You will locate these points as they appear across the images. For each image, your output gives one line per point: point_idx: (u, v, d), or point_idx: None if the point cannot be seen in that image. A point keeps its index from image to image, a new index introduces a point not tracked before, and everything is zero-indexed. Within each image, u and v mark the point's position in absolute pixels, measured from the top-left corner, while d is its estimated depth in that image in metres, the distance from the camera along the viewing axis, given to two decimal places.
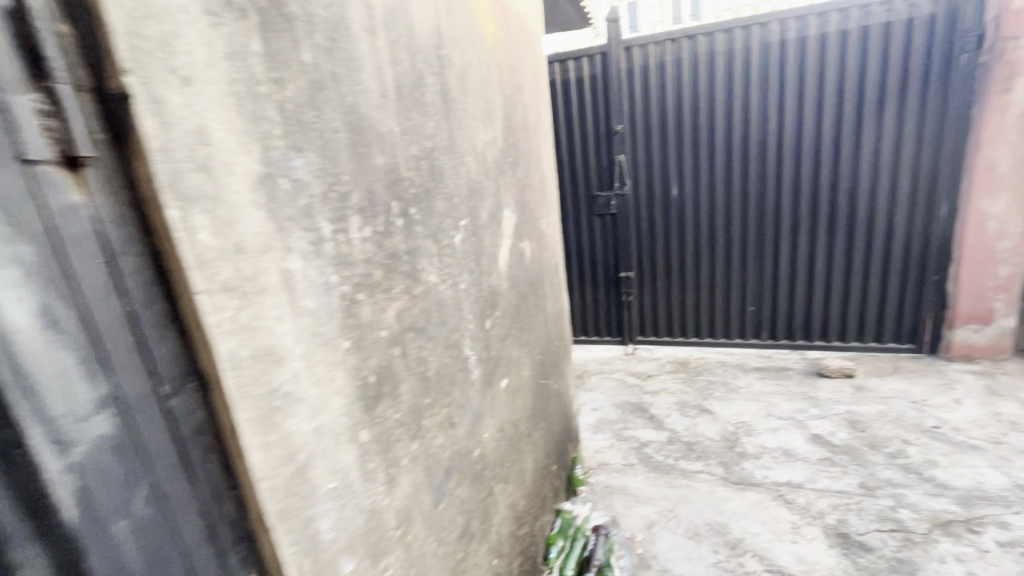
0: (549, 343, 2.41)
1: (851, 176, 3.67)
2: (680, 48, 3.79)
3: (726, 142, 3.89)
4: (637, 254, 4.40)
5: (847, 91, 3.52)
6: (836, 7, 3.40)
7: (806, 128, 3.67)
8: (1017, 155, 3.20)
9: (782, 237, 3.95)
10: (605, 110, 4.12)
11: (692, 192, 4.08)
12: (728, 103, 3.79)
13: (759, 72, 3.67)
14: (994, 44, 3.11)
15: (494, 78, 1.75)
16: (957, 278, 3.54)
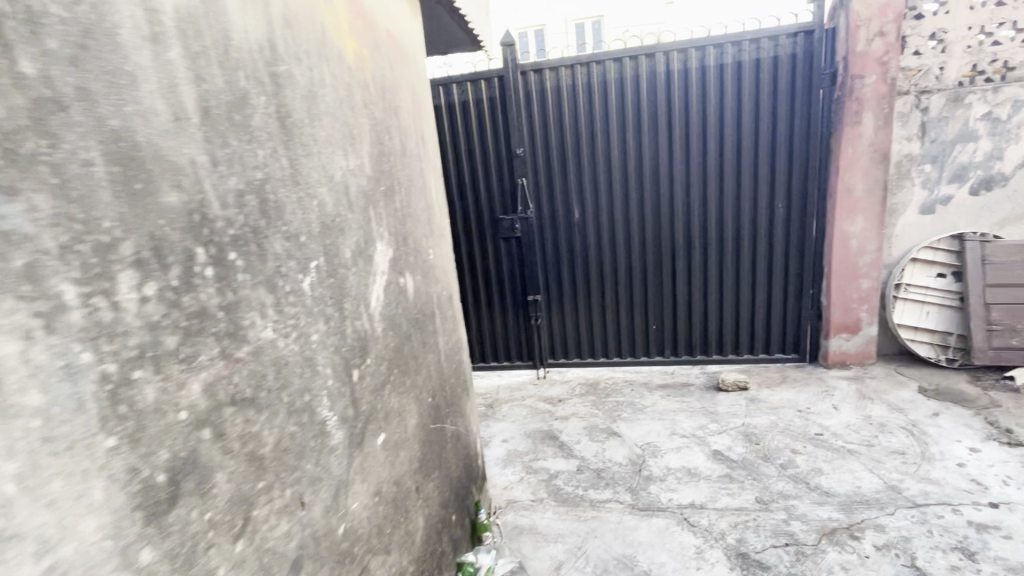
0: (443, 382, 2.23)
1: (735, 199, 3.91)
2: (574, 75, 3.86)
3: (623, 166, 3.99)
4: (543, 277, 4.36)
5: (727, 120, 3.75)
6: (713, 43, 3.63)
7: (693, 153, 3.86)
8: (869, 180, 3.56)
9: (678, 257, 4.10)
10: (505, 133, 4.07)
11: (593, 215, 4.13)
12: (622, 129, 3.91)
13: (648, 100, 3.82)
14: (845, 81, 3.45)
15: (357, 99, 1.58)
16: (829, 291, 3.86)
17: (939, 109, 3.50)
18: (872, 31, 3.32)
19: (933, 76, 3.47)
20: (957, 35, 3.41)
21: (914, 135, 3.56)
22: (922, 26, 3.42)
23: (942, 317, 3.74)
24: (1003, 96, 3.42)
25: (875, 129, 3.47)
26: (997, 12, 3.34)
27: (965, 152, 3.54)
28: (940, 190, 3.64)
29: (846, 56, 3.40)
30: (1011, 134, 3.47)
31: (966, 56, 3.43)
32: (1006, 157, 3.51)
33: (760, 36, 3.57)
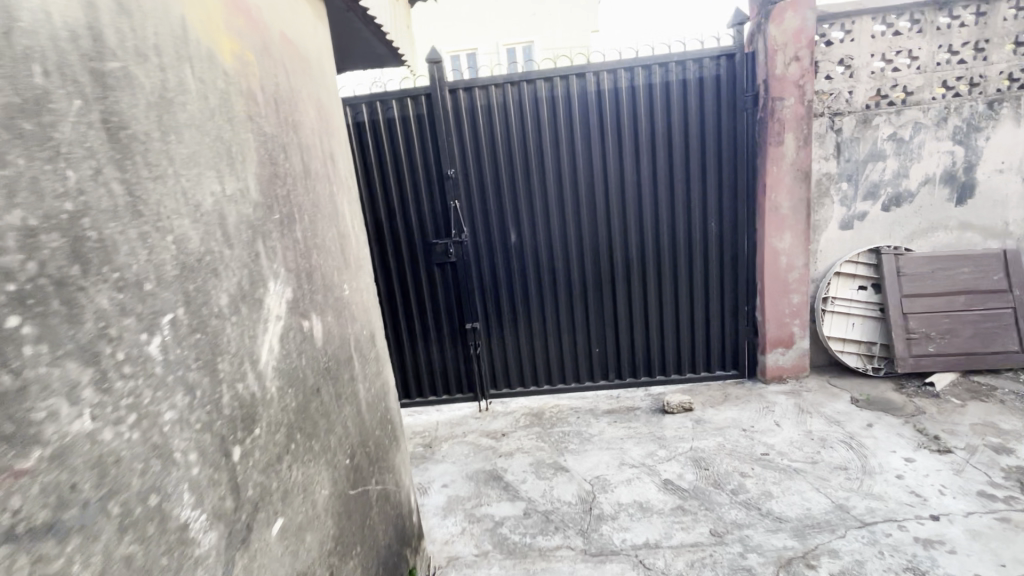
0: (365, 437, 1.93)
1: (669, 219, 3.90)
2: (504, 93, 3.73)
3: (558, 187, 3.88)
4: (481, 303, 4.13)
5: (658, 140, 3.76)
6: (640, 64, 3.64)
7: (627, 174, 3.82)
8: (794, 198, 3.66)
9: (617, 278, 4.02)
10: (434, 154, 3.86)
11: (531, 237, 3.99)
12: (556, 149, 3.81)
13: (581, 120, 3.75)
14: (767, 103, 3.53)
15: (238, 109, 1.31)
16: (763, 308, 3.91)
17: (851, 130, 3.67)
18: (788, 56, 3.43)
19: (843, 99, 3.64)
20: (862, 62, 3.60)
21: (831, 155, 3.70)
22: (831, 52, 3.58)
23: (866, 328, 3.88)
24: (905, 118, 3.64)
25: (796, 149, 3.57)
26: (895, 41, 3.57)
27: (876, 171, 3.73)
28: (857, 207, 3.80)
29: (767, 78, 3.49)
30: (914, 153, 3.69)
31: (871, 81, 3.63)
32: (911, 175, 3.73)
33: (685, 58, 3.61)
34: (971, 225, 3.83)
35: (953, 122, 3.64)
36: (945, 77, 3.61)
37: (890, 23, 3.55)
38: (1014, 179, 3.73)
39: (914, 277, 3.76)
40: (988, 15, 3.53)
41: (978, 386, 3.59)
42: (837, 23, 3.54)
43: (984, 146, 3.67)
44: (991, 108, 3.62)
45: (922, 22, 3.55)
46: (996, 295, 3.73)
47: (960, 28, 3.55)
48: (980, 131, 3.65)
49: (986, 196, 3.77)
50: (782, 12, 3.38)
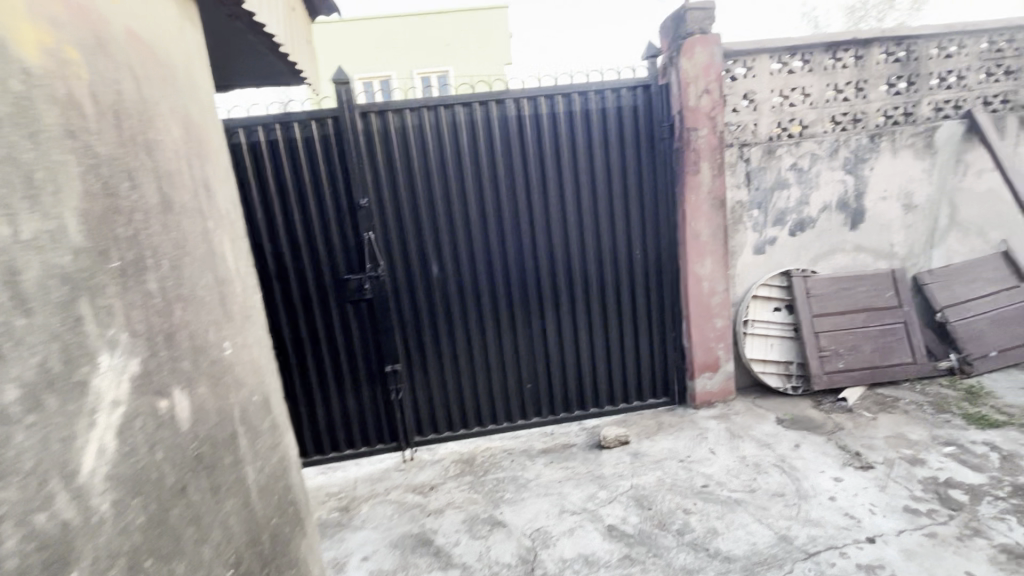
0: (257, 532, 1.54)
1: (596, 247, 3.83)
2: (420, 118, 3.50)
3: (481, 216, 3.69)
4: (402, 343, 3.79)
5: (580, 168, 3.70)
6: (560, 92, 3.58)
7: (552, 202, 3.72)
8: (712, 225, 3.73)
9: (546, 309, 3.87)
10: (345, 182, 3.52)
11: (454, 269, 3.74)
12: (477, 177, 3.63)
13: (502, 147, 3.61)
14: (682, 133, 3.60)
15: (48, 121, 0.96)
16: (689, 333, 3.93)
17: (758, 160, 3.84)
18: (699, 89, 3.53)
19: (749, 131, 3.81)
20: (764, 96, 3.81)
21: (742, 183, 3.85)
22: (737, 86, 3.75)
23: (783, 348, 4.02)
24: (803, 149, 3.89)
25: (711, 178, 3.66)
26: (790, 78, 3.82)
27: (781, 198, 3.92)
28: (767, 233, 3.96)
29: (681, 109, 3.56)
30: (813, 182, 3.94)
31: (772, 114, 3.84)
32: (812, 202, 3.97)
33: (603, 88, 3.61)
34: (864, 248, 4.14)
35: (843, 153, 3.95)
36: (833, 113, 3.92)
37: (785, 62, 3.80)
38: (895, 205, 4.10)
39: (821, 298, 3.96)
40: (865, 58, 3.89)
41: (883, 398, 3.81)
42: (740, 60, 3.72)
43: (869, 176, 4.00)
44: (873, 141, 3.97)
45: (812, 62, 3.83)
46: (889, 312, 4.03)
47: (843, 69, 3.88)
48: (865, 161, 3.98)
49: (874, 220, 4.10)
50: (692, 46, 3.48)
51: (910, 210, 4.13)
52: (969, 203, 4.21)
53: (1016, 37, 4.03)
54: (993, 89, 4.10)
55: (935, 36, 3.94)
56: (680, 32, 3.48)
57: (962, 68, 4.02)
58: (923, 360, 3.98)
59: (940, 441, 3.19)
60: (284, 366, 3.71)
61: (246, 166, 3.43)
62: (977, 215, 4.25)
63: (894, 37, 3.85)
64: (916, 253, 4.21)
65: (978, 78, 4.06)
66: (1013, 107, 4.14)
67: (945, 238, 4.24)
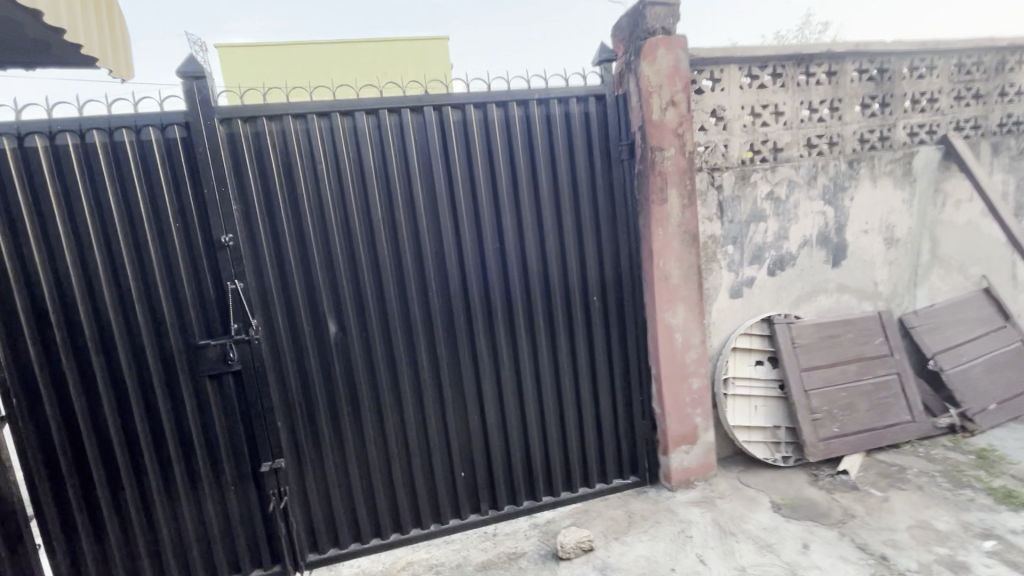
0: None
1: (544, 294, 3.05)
2: (309, 128, 2.62)
3: (394, 257, 2.81)
4: (286, 427, 2.79)
5: (523, 194, 2.93)
6: (494, 99, 2.83)
7: (487, 237, 2.92)
8: (684, 265, 3.05)
9: (483, 374, 3.01)
10: (200, 212, 2.56)
11: (359, 326, 2.82)
12: (389, 205, 2.77)
13: (422, 167, 2.79)
14: (645, 153, 2.92)
15: None
16: (660, 398, 3.18)
17: (730, 188, 3.24)
18: (664, 100, 2.88)
19: (719, 153, 3.21)
20: (734, 114, 3.24)
21: (714, 215, 3.22)
22: (704, 100, 3.16)
23: (769, 410, 3.35)
24: (779, 176, 3.33)
25: (681, 208, 3.00)
26: (761, 94, 3.28)
27: (758, 233, 3.33)
28: (744, 273, 3.34)
29: (643, 124, 2.89)
30: (791, 213, 3.38)
31: (744, 134, 3.28)
32: (791, 237, 3.40)
33: (548, 97, 2.90)
34: (848, 288, 3.60)
35: (822, 180, 3.43)
36: (809, 134, 3.41)
37: (756, 75, 3.26)
38: (878, 239, 3.61)
39: (807, 349, 3.36)
40: (839, 75, 3.43)
41: (888, 467, 3.19)
42: (706, 70, 3.14)
43: (849, 206, 3.50)
44: (852, 167, 3.48)
45: (784, 77, 3.32)
46: (881, 362, 3.49)
47: (816, 86, 3.39)
48: (845, 190, 3.48)
49: (856, 256, 3.59)
50: (654, 48, 2.83)
51: (893, 245, 3.66)
52: (950, 237, 3.81)
53: (983, 59, 3.74)
54: (965, 114, 3.77)
55: (907, 54, 3.56)
56: (639, 32, 2.84)
57: (935, 90, 3.66)
58: (922, 417, 3.44)
59: (974, 533, 2.56)
60: (110, 470, 2.62)
61: (47, 189, 2.40)
62: (958, 249, 3.86)
63: (867, 52, 3.42)
64: (900, 293, 3.73)
65: (950, 101, 3.72)
66: (984, 133, 3.82)
67: (928, 275, 3.80)
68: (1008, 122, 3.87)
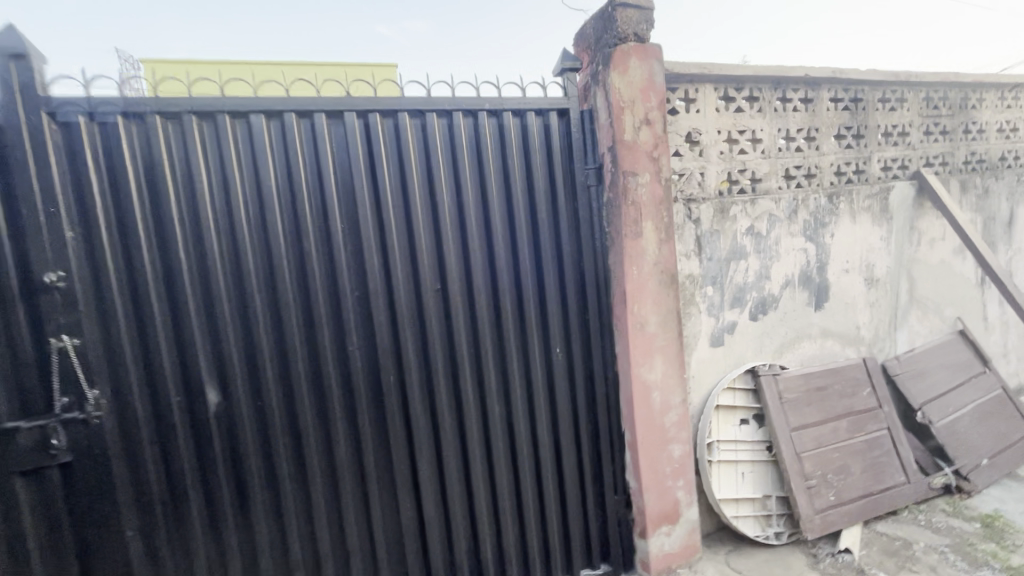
0: None
1: (496, 345, 2.48)
2: (185, 132, 1.98)
3: (303, 300, 2.16)
4: (140, 538, 2.02)
5: (470, 223, 2.39)
6: (435, 107, 2.30)
7: (425, 276, 2.33)
8: (661, 310, 2.58)
9: (419, 449, 2.37)
10: (16, 240, 1.83)
11: (250, 392, 2.12)
12: (296, 234, 2.14)
13: (340, 188, 2.19)
14: (616, 179, 2.46)
15: None
16: (636, 470, 2.64)
17: (709, 221, 2.83)
18: (637, 117, 2.45)
19: (696, 182, 2.82)
20: (710, 138, 2.87)
21: (692, 252, 2.79)
22: (678, 122, 2.77)
23: (757, 477, 2.89)
24: (759, 209, 2.97)
25: (657, 244, 2.55)
26: (738, 118, 2.94)
27: (739, 272, 2.93)
28: (725, 317, 2.91)
29: (614, 145, 2.44)
30: (773, 251, 3.02)
31: (721, 162, 2.90)
32: (773, 276, 3.03)
33: (501, 107, 2.41)
34: (831, 333, 3.27)
35: (803, 215, 3.10)
36: (787, 164, 3.10)
37: (732, 97, 2.91)
38: (859, 279, 3.32)
39: (796, 405, 2.95)
40: (815, 102, 3.17)
41: (891, 542, 2.79)
42: (681, 88, 2.76)
43: (830, 244, 3.20)
44: (831, 201, 3.19)
45: (761, 101, 3.00)
46: (872, 416, 3.13)
47: (793, 112, 3.10)
48: (826, 226, 3.18)
49: (838, 298, 3.27)
50: (625, 57, 2.41)
51: (873, 286, 3.38)
52: (926, 277, 3.59)
53: (948, 95, 3.63)
54: (934, 150, 3.62)
55: (879, 85, 3.36)
56: (609, 37, 2.41)
57: (906, 124, 3.49)
58: (918, 478, 3.09)
59: None
60: None
61: None
62: (934, 290, 3.64)
63: (843, 79, 3.18)
64: (882, 337, 3.44)
65: (919, 136, 3.56)
66: (952, 171, 3.68)
67: (907, 318, 3.54)
68: (972, 160, 3.77)
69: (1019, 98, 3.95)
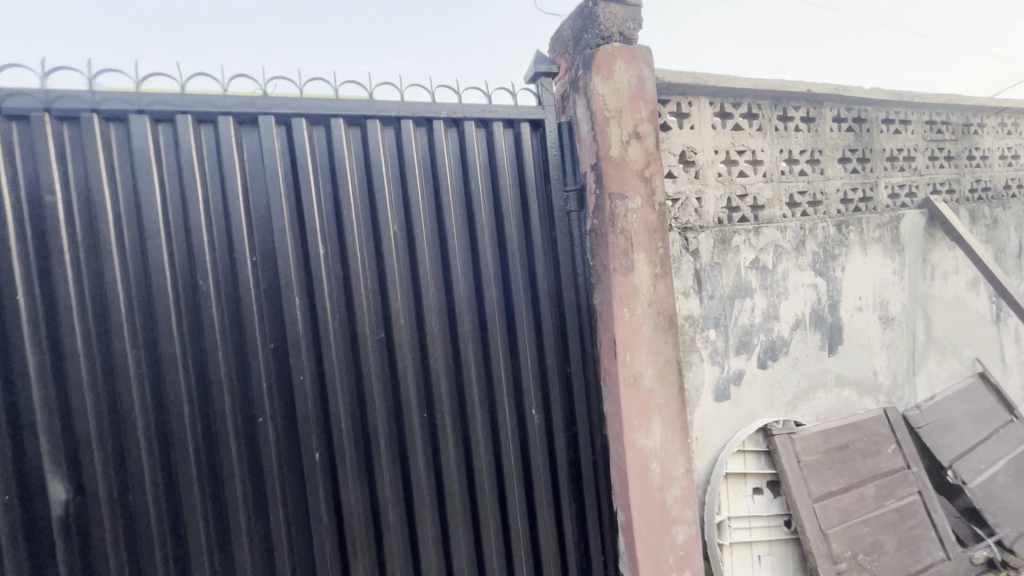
0: None
1: (455, 407, 1.98)
2: (33, 135, 1.48)
3: (197, 356, 1.65)
4: None
5: (423, 253, 1.93)
6: (379, 113, 1.87)
7: (364, 320, 1.84)
8: (658, 361, 2.12)
9: (354, 550, 1.81)
10: None
11: (114, 485, 1.56)
12: (191, 270, 1.64)
13: (253, 211, 1.71)
14: (602, 202, 2.03)
15: None
16: (632, 561, 2.11)
17: (709, 253, 2.42)
18: (625, 130, 2.05)
19: (692, 208, 2.42)
20: (707, 159, 2.49)
21: (691, 289, 2.36)
22: (670, 139, 2.39)
23: (775, 560, 2.40)
24: (764, 239, 2.59)
25: (652, 279, 2.10)
26: (736, 137, 2.58)
27: (744, 312, 2.51)
28: (730, 366, 2.47)
29: (599, 162, 2.02)
30: (780, 287, 2.62)
31: (719, 186, 2.52)
32: (782, 316, 2.62)
33: (462, 116, 1.99)
34: (847, 380, 2.85)
35: (811, 246, 2.73)
36: (790, 189, 2.74)
37: (730, 113, 2.56)
38: (873, 318, 2.94)
39: (816, 469, 2.49)
40: (817, 122, 2.84)
41: None
42: (672, 101, 2.39)
43: (841, 278, 2.82)
44: (841, 231, 2.83)
45: (761, 118, 2.66)
46: (900, 479, 2.69)
47: (795, 132, 2.77)
48: (836, 258, 2.81)
49: (853, 340, 2.87)
50: (609, 59, 2.02)
51: (888, 326, 3.00)
52: (941, 315, 3.24)
53: (951, 119, 3.38)
54: (940, 176, 3.33)
55: (883, 106, 3.08)
56: (591, 36, 2.02)
57: (911, 148, 3.20)
58: (957, 552, 2.64)
59: None
60: None
61: None
62: (951, 329, 3.29)
63: (847, 97, 2.88)
64: (900, 384, 3.04)
65: (925, 161, 3.27)
66: (959, 199, 3.40)
67: (925, 360, 3.16)
68: (978, 187, 3.50)
69: (1018, 124, 3.74)
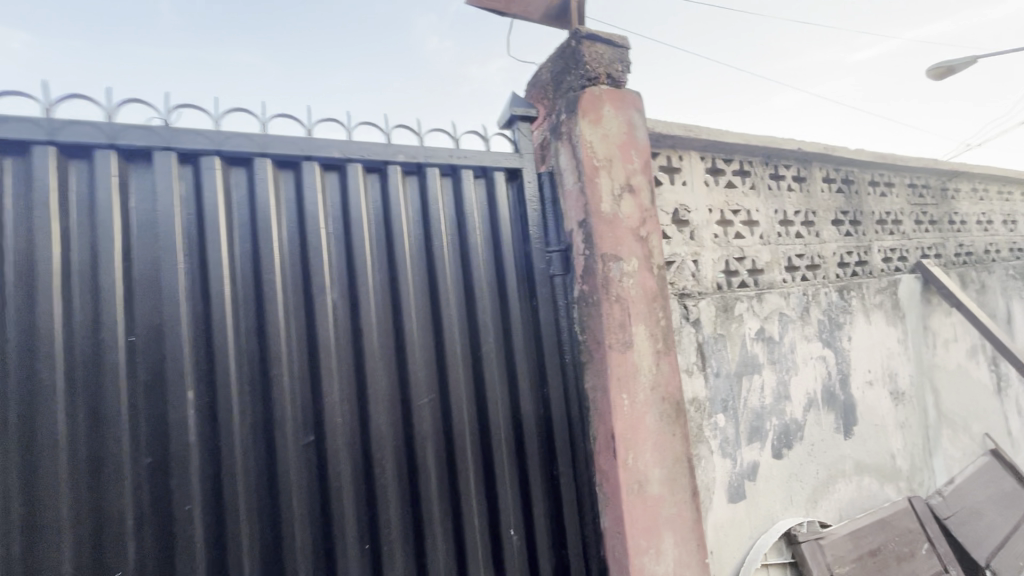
0: None
1: (409, 531, 1.49)
2: None
3: (28, 480, 1.14)
4: None
5: (370, 330, 1.51)
6: (319, 155, 1.50)
7: (286, 422, 1.37)
8: (666, 459, 1.71)
9: None
10: None
11: None
12: (31, 356, 1.16)
13: (136, 275, 1.27)
14: (594, 264, 1.69)
15: None
16: None
17: (711, 323, 2.09)
18: (616, 181, 1.75)
19: (689, 272, 2.12)
20: (701, 218, 2.23)
21: (695, 367, 2.00)
22: (662, 195, 2.12)
23: None
24: (768, 306, 2.29)
25: (654, 357, 1.73)
26: (729, 195, 2.35)
27: (754, 392, 2.16)
28: (744, 458, 2.08)
29: (588, 218, 1.70)
30: (789, 361, 2.30)
31: (716, 247, 2.25)
32: (794, 395, 2.28)
33: (423, 162, 1.65)
34: (866, 466, 2.49)
35: (815, 314, 2.46)
36: (788, 252, 2.50)
37: (722, 169, 2.34)
38: (885, 393, 2.64)
39: None
40: (808, 181, 2.67)
41: None
42: (662, 154, 2.15)
43: (849, 350, 2.54)
44: (843, 297, 2.59)
45: (753, 176, 2.45)
46: None
47: (788, 191, 2.57)
48: (842, 327, 2.53)
49: (867, 420, 2.54)
50: (596, 103, 1.76)
51: (900, 402, 2.70)
52: (948, 387, 2.99)
53: (929, 183, 3.32)
54: (927, 240, 3.22)
55: (868, 167, 2.97)
56: (575, 77, 1.77)
57: (897, 211, 3.08)
58: None
59: None
60: None
61: None
62: (958, 403, 3.04)
63: (835, 158, 2.74)
64: (919, 468, 2.71)
65: (911, 224, 3.15)
66: (947, 263, 3.27)
67: (939, 439, 2.86)
68: (962, 252, 3.40)
69: (988, 190, 3.75)
